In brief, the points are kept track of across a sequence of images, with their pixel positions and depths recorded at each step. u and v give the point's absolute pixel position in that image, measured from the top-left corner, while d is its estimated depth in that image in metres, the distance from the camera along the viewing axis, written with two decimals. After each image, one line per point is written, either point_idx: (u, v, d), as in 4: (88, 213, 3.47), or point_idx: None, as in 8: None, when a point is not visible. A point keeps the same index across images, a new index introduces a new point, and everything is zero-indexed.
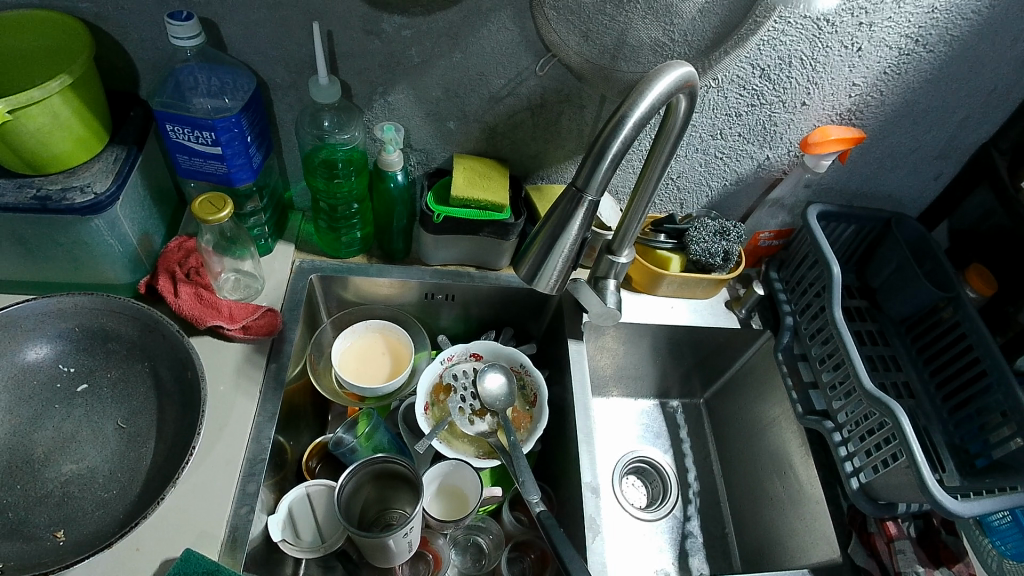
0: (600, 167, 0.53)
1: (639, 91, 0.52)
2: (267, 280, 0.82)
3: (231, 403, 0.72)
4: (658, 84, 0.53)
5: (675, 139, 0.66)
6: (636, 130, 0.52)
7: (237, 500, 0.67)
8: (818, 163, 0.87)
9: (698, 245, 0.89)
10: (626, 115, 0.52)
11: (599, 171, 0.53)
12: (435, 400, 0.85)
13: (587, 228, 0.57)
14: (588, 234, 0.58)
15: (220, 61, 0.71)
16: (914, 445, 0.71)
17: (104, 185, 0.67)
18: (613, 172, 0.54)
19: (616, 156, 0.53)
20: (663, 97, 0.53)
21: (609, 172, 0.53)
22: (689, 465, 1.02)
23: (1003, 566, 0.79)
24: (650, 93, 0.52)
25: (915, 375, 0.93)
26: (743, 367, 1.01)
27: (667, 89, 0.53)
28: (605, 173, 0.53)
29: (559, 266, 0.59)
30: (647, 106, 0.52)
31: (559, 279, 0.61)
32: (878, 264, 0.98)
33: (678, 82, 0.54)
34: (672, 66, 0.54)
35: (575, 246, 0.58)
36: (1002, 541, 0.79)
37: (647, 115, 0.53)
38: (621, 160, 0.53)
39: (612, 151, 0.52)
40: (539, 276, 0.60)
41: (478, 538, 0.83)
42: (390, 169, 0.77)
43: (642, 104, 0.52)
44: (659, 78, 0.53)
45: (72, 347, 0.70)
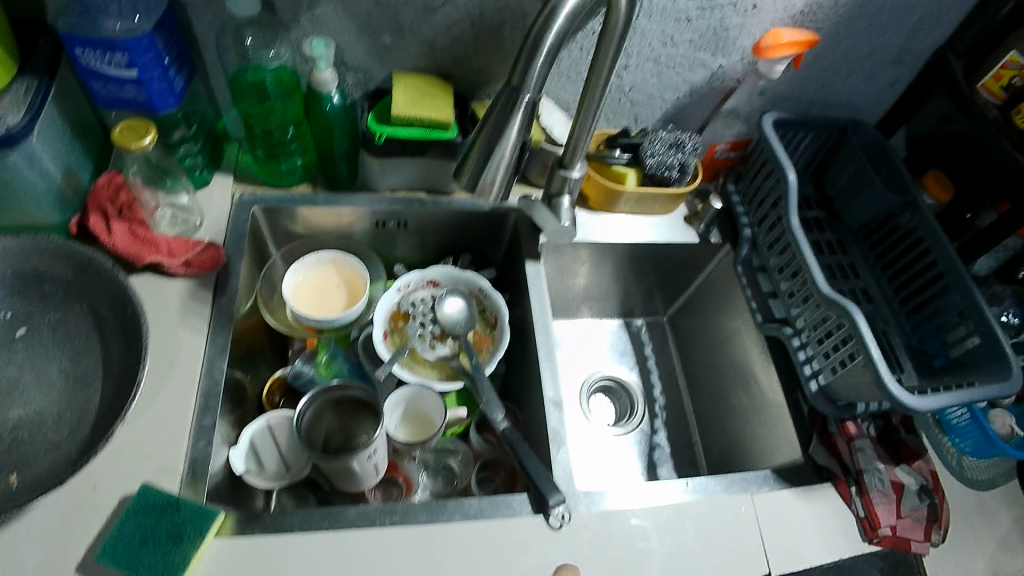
0: (535, 61, 0.53)
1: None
2: (206, 213, 0.80)
3: (181, 339, 0.71)
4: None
5: (619, 38, 0.64)
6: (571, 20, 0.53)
7: (195, 434, 0.66)
8: (772, 68, 0.85)
9: (653, 158, 0.87)
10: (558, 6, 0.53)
11: (535, 66, 0.53)
12: (394, 328, 0.84)
13: (526, 131, 0.57)
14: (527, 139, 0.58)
15: None
16: (871, 344, 0.72)
17: (17, 118, 0.63)
18: (548, 68, 0.54)
19: (550, 50, 0.53)
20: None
21: (545, 67, 0.54)
22: (655, 381, 1.03)
23: (961, 461, 0.85)
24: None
25: (873, 282, 0.93)
26: (705, 283, 1.00)
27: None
28: (541, 64, 0.53)
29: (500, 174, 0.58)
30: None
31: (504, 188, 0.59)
32: (835, 173, 0.97)
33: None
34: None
35: (516, 151, 0.58)
36: (960, 439, 0.84)
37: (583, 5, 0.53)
38: (556, 53, 0.54)
39: (548, 43, 0.53)
40: (482, 185, 0.58)
41: (448, 461, 0.84)
42: (324, 89, 0.74)
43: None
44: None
45: (7, 292, 0.68)
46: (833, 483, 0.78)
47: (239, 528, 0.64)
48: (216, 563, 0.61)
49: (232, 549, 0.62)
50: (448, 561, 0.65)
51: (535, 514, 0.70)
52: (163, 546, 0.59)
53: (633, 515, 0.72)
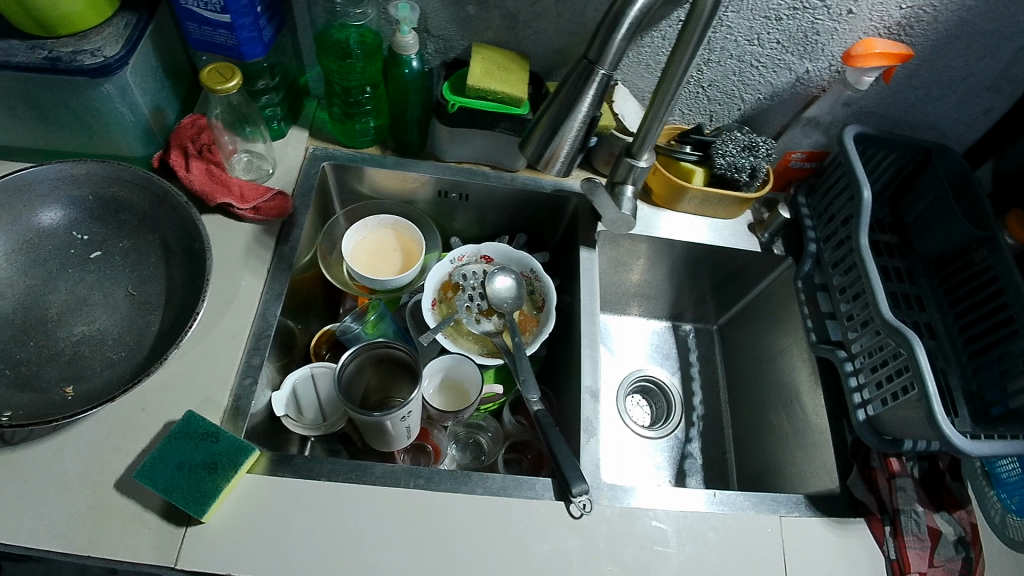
0: (615, 35, 0.52)
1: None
2: (279, 163, 0.82)
3: (240, 280, 0.73)
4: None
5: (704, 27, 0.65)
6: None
7: (241, 371, 0.69)
8: (861, 79, 0.81)
9: (724, 158, 0.85)
10: None
11: (614, 41, 0.52)
12: (443, 298, 0.85)
13: (598, 107, 0.56)
14: (597, 114, 0.57)
15: None
16: (929, 379, 0.68)
17: (114, 49, 0.66)
18: (629, 43, 0.53)
19: (632, 24, 0.51)
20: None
21: (624, 42, 0.52)
22: (696, 388, 1.00)
23: (1006, 520, 0.77)
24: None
25: (938, 317, 0.88)
26: (760, 296, 0.98)
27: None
28: (620, 42, 0.52)
29: (564, 149, 0.58)
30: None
31: (569, 164, 0.59)
32: (914, 198, 0.92)
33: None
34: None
35: (583, 127, 0.57)
36: (1008, 495, 0.78)
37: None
38: (638, 29, 0.51)
39: (629, 19, 0.51)
40: (547, 158, 0.58)
41: (478, 437, 0.85)
42: (404, 53, 0.75)
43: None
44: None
45: (86, 214, 0.71)
46: (866, 518, 0.75)
47: (271, 467, 0.66)
48: (247, 498, 0.64)
49: (264, 486, 0.65)
50: (465, 531, 0.66)
51: (557, 499, 0.69)
52: (199, 475, 0.60)
53: (654, 516, 0.71)
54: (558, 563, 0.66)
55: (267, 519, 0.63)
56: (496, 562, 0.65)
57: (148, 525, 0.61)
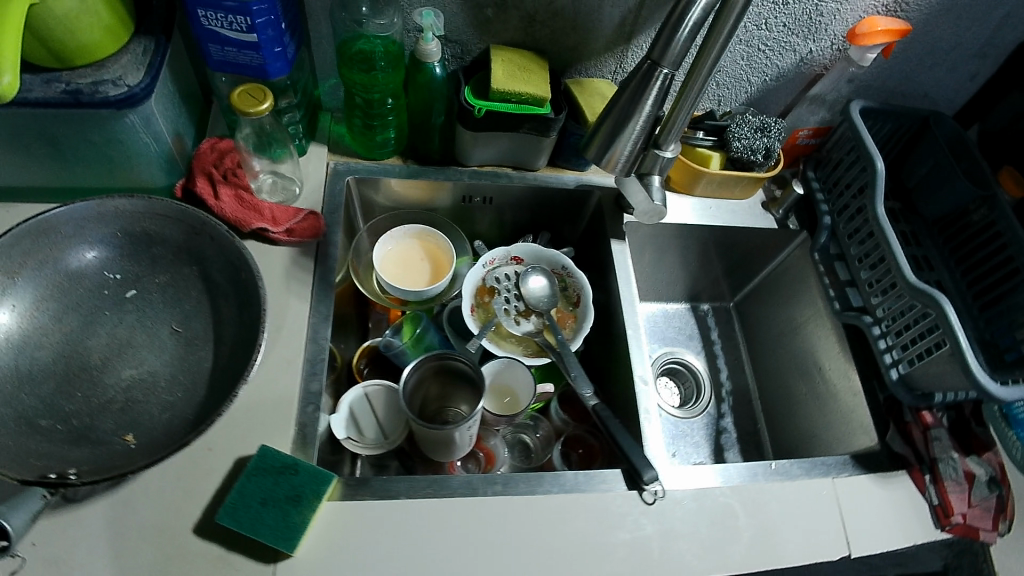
0: (680, 33, 0.54)
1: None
2: (305, 182, 0.80)
3: (286, 305, 0.71)
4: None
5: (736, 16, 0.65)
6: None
7: (303, 399, 0.67)
8: (863, 56, 0.85)
9: (740, 141, 0.88)
10: None
11: (678, 38, 0.54)
12: (480, 302, 0.85)
13: (660, 106, 0.58)
14: (658, 113, 0.59)
15: None
16: (959, 332, 0.71)
17: (137, 77, 0.63)
18: (690, 42, 0.55)
19: (696, 22, 0.53)
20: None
21: (689, 39, 0.54)
22: (721, 366, 1.03)
23: None
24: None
25: (947, 275, 0.94)
26: (775, 270, 1.01)
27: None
28: (683, 39, 0.54)
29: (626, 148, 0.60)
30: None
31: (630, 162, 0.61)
32: (916, 163, 0.96)
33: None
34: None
35: (645, 125, 0.59)
36: None
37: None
38: (703, 26, 0.53)
39: (693, 16, 0.53)
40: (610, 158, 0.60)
41: (524, 436, 0.86)
42: (428, 60, 0.75)
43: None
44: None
45: (117, 252, 0.68)
46: (907, 470, 0.79)
47: (348, 492, 0.65)
48: (330, 525, 0.63)
49: (345, 512, 0.64)
50: (547, 531, 0.66)
51: (629, 489, 0.70)
52: (286, 508, 0.59)
53: (721, 493, 0.73)
54: (641, 551, 0.67)
55: (353, 544, 0.62)
56: (582, 558, 0.65)
57: (234, 566, 0.59)
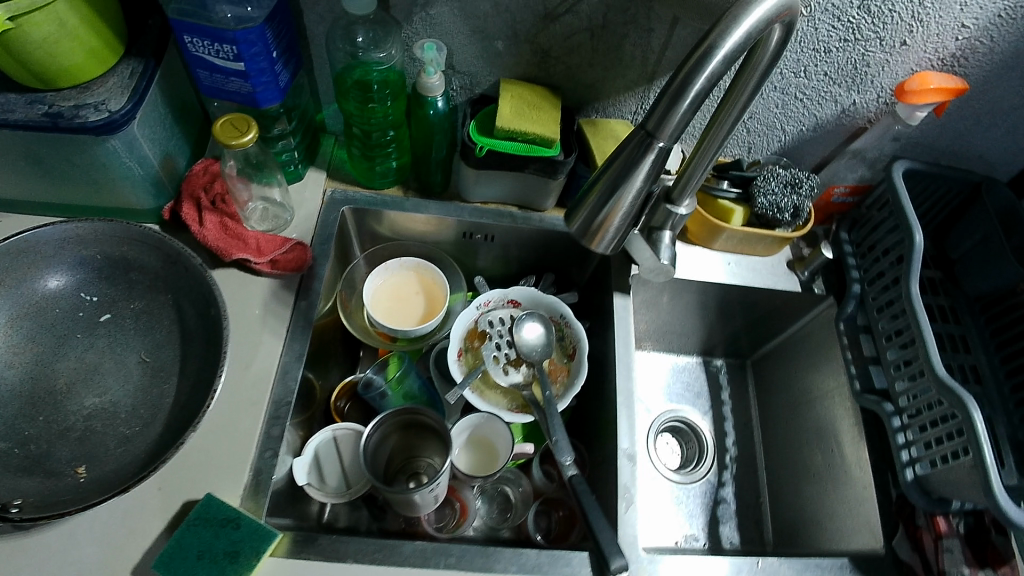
0: (678, 107, 0.47)
1: (734, 16, 0.46)
2: (297, 210, 0.78)
3: (258, 341, 0.69)
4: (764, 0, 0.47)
5: (760, 75, 0.60)
6: (726, 63, 0.46)
7: (262, 444, 0.65)
8: (912, 114, 0.77)
9: (765, 197, 0.82)
10: (716, 46, 0.46)
11: (676, 112, 0.48)
12: (469, 346, 0.81)
13: (653, 181, 0.52)
14: (652, 188, 0.53)
15: None
16: (985, 445, 0.63)
17: (119, 102, 0.61)
18: (691, 116, 0.48)
19: (697, 95, 0.47)
20: (763, 23, 0.48)
21: (688, 114, 0.48)
22: (728, 430, 0.97)
23: None
24: (747, 18, 0.46)
25: (984, 359, 0.81)
26: (798, 333, 0.93)
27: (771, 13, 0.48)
28: (682, 113, 0.48)
29: (615, 222, 0.54)
30: (741, 36, 0.46)
31: (619, 238, 0.55)
32: (961, 234, 0.86)
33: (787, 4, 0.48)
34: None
35: (637, 199, 0.53)
36: None
37: (742, 45, 0.47)
38: (703, 100, 0.47)
39: (692, 93, 0.47)
40: (596, 232, 0.54)
41: (505, 488, 0.82)
42: (430, 94, 0.71)
43: (735, 33, 0.46)
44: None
45: (93, 275, 0.67)
46: None
47: (294, 549, 0.62)
48: None
49: (286, 570, 0.61)
50: None
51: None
52: (219, 564, 0.57)
53: None
54: None
55: None
56: None
57: None
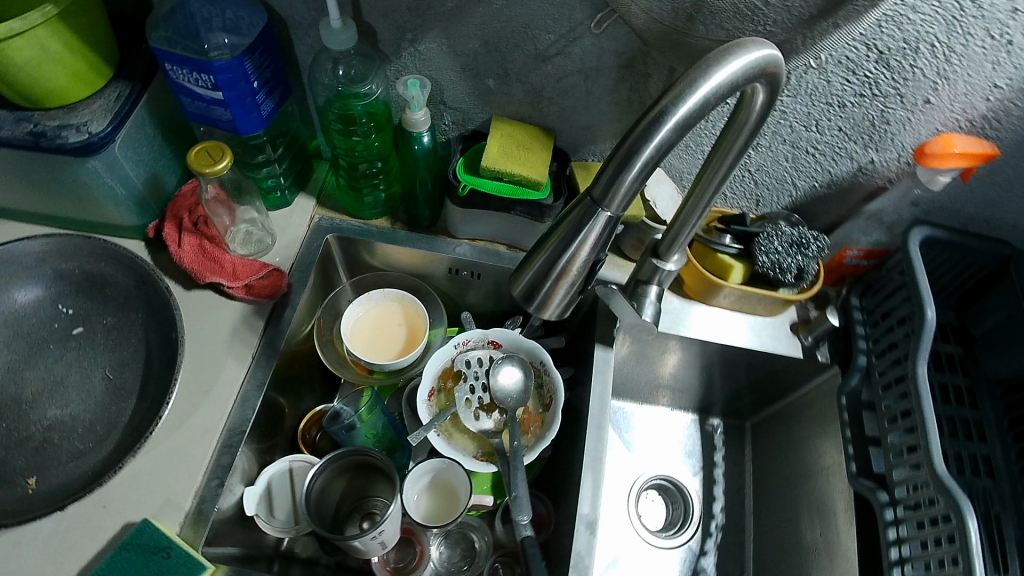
0: (624, 175, 0.43)
1: (690, 81, 0.42)
2: (281, 235, 0.78)
3: (221, 366, 0.69)
4: (727, 64, 0.43)
5: (750, 133, 0.53)
6: (678, 132, 0.42)
7: (210, 471, 0.64)
8: (933, 179, 0.70)
9: (766, 256, 0.76)
10: (667, 110, 0.42)
11: (623, 180, 0.44)
12: (442, 386, 0.79)
13: (601, 250, 0.48)
14: (602, 256, 0.49)
15: None
16: (979, 559, 0.57)
17: (100, 124, 0.63)
18: (640, 185, 0.44)
19: (648, 162, 0.43)
20: (725, 87, 0.43)
21: (638, 180, 0.44)
22: (717, 495, 0.91)
23: None
24: (705, 82, 0.42)
25: (1001, 452, 0.74)
26: (800, 400, 0.87)
27: (734, 77, 0.43)
28: (631, 180, 0.44)
29: (562, 289, 0.50)
30: (695, 103, 0.42)
31: (568, 304, 0.52)
32: (987, 310, 0.79)
33: (754, 67, 0.44)
34: (754, 41, 0.44)
35: (586, 265, 0.49)
36: None
37: (698, 112, 0.42)
38: (653, 168, 0.43)
39: (642, 159, 0.43)
40: (541, 298, 0.51)
41: (471, 535, 0.78)
42: (415, 130, 0.71)
43: (690, 100, 0.42)
44: (723, 62, 0.43)
45: (71, 288, 0.69)
46: None
47: None
48: None
49: None
50: None
51: None
52: None
53: None
54: None
55: None
56: None
57: None
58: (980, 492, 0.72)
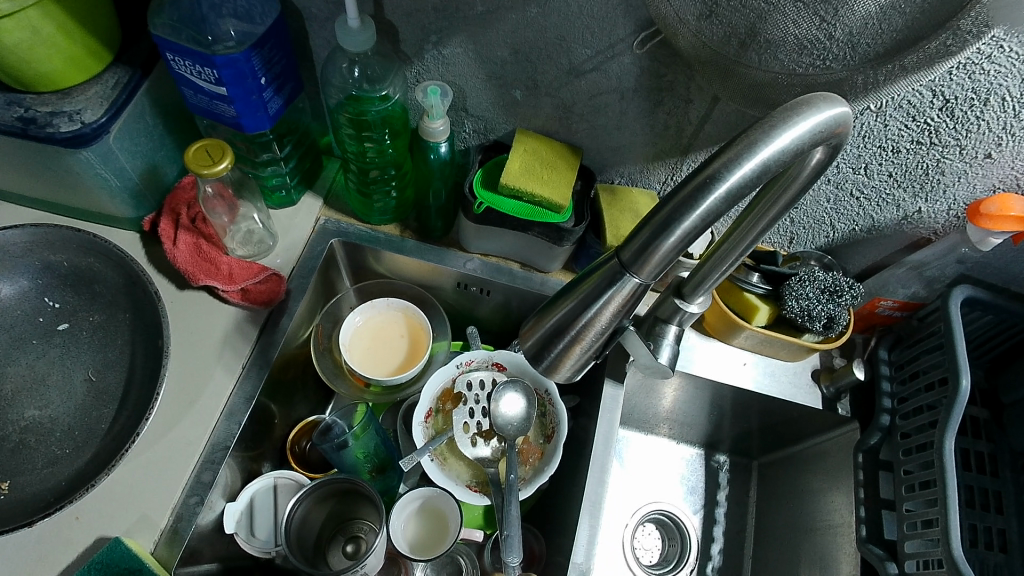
0: (661, 241, 0.38)
1: (747, 143, 0.37)
2: (284, 236, 0.74)
3: (207, 375, 0.66)
4: (794, 126, 0.38)
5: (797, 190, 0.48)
6: (726, 201, 0.37)
7: (190, 488, 0.61)
8: (984, 240, 0.66)
9: (796, 302, 0.73)
10: (717, 176, 0.37)
11: (661, 246, 0.39)
12: (441, 407, 0.76)
13: (621, 315, 0.43)
14: (622, 321, 0.44)
15: None
16: None
17: (94, 114, 0.58)
18: (679, 253, 0.39)
19: (687, 232, 0.38)
20: (787, 153, 0.38)
21: (677, 248, 0.39)
22: (717, 535, 0.88)
23: None
24: (765, 147, 0.37)
25: (1018, 527, 0.70)
26: (812, 448, 0.84)
27: (799, 141, 0.38)
28: (668, 248, 0.39)
29: (575, 351, 0.45)
30: (752, 169, 0.37)
31: (581, 364, 0.47)
32: (1018, 376, 0.75)
33: (824, 129, 0.39)
34: (826, 99, 0.39)
35: (604, 330, 0.44)
36: None
37: (755, 179, 0.38)
38: (695, 237, 0.38)
39: (683, 226, 0.38)
40: (550, 359, 0.46)
41: (459, 558, 0.74)
42: (432, 139, 0.66)
43: (745, 165, 0.37)
44: (788, 124, 0.38)
45: (58, 281, 0.66)
46: None
47: None
48: None
49: None
50: None
51: None
52: None
53: None
54: None
55: None
56: None
57: None
58: (990, 568, 0.70)
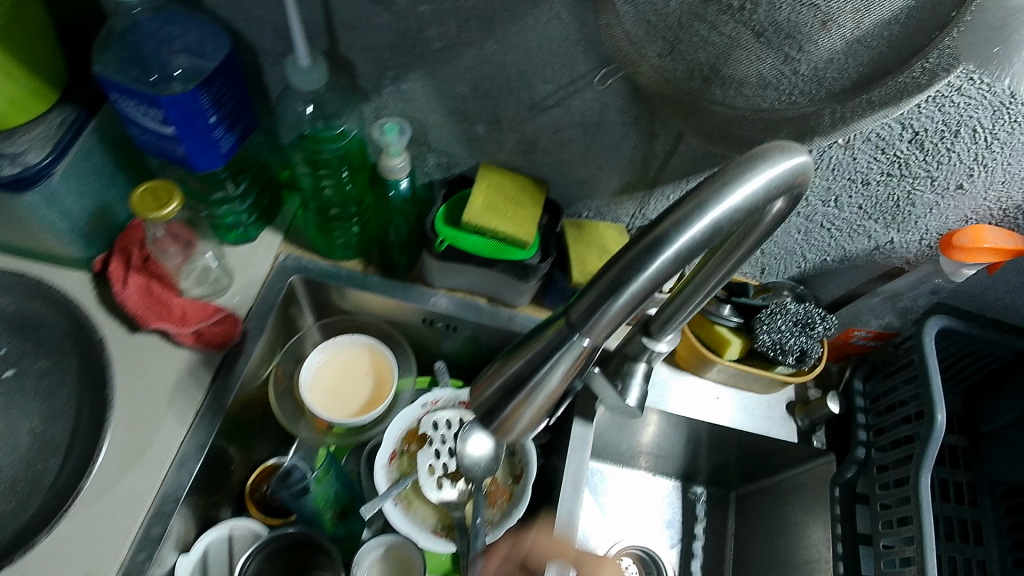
0: (613, 303, 0.38)
1: (697, 203, 0.36)
2: (242, 274, 0.71)
3: (159, 422, 0.63)
4: (747, 180, 0.37)
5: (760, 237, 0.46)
6: (676, 263, 0.36)
7: (138, 543, 0.58)
8: (958, 271, 0.65)
9: (767, 334, 0.72)
10: (669, 235, 0.36)
11: (611, 308, 0.38)
12: (405, 448, 0.74)
13: (572, 376, 0.42)
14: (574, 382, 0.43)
15: (191, 18, 0.58)
16: None
17: (37, 155, 0.57)
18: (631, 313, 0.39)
19: (634, 295, 0.38)
20: (740, 212, 0.37)
21: (623, 311, 0.38)
22: (695, 570, 0.86)
23: None
24: (716, 206, 0.36)
25: (996, 558, 0.69)
26: (789, 480, 0.82)
27: (755, 195, 0.37)
28: (617, 311, 0.38)
29: (527, 412, 0.42)
30: (704, 228, 0.36)
31: (534, 428, 0.44)
32: (994, 407, 0.74)
33: (780, 183, 0.38)
34: (781, 151, 0.38)
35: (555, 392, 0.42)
36: None
37: (705, 239, 0.37)
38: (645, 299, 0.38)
39: (630, 291, 0.37)
40: (501, 419, 0.43)
41: None
42: (392, 176, 0.64)
43: (696, 225, 0.36)
44: (743, 179, 0.37)
45: (5, 326, 0.64)
46: None
47: None
48: None
49: None
50: None
51: None
52: None
53: None
54: None
55: None
56: None
57: None
58: None
